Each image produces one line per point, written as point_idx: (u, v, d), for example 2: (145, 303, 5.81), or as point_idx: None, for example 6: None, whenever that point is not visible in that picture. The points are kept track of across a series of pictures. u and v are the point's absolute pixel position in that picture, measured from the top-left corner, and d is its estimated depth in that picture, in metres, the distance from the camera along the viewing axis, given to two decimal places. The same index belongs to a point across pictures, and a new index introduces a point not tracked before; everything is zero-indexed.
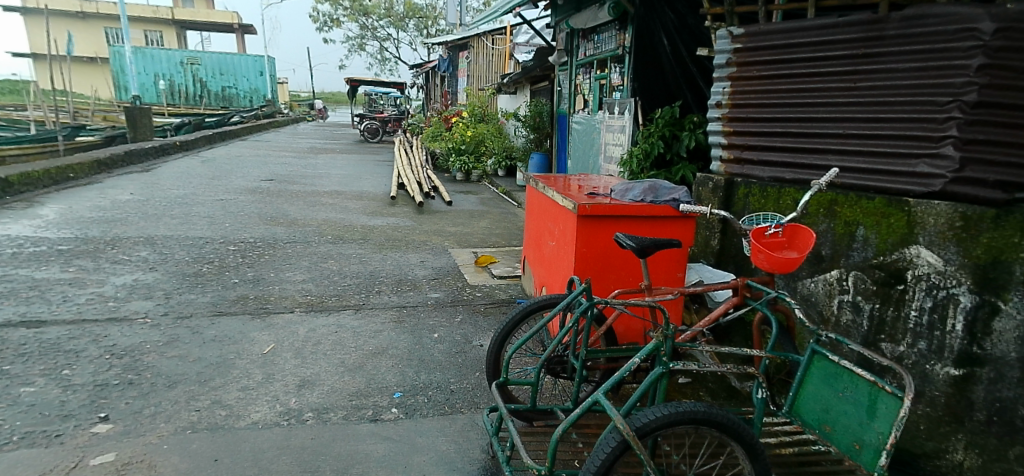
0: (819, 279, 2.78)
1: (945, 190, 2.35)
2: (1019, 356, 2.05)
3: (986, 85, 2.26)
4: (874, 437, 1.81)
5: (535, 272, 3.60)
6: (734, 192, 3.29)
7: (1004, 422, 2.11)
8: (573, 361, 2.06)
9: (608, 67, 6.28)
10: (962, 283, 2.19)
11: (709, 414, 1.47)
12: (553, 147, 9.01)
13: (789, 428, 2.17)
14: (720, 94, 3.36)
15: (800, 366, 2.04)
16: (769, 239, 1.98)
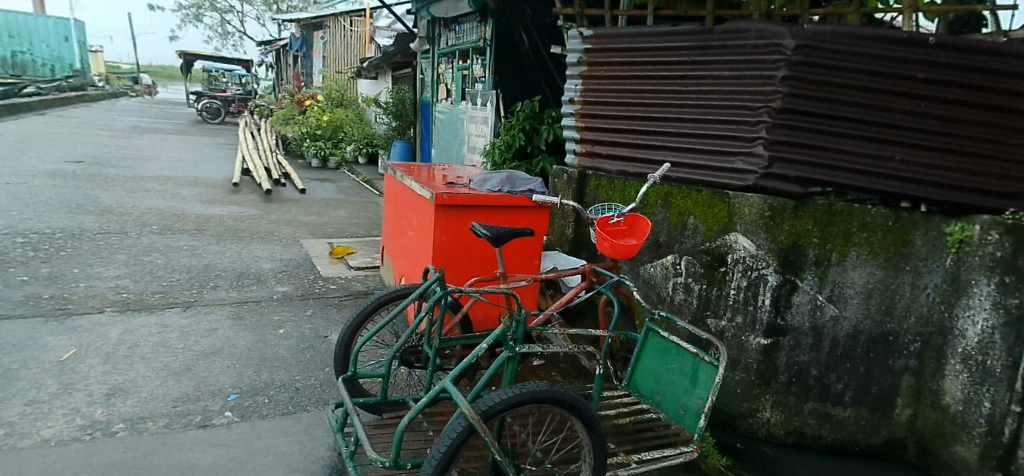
0: (658, 263, 3.05)
1: (757, 184, 2.73)
2: (811, 326, 2.56)
3: (788, 94, 2.63)
4: (695, 402, 2.04)
5: (393, 263, 3.54)
6: (586, 183, 3.52)
7: (800, 382, 2.60)
8: (428, 349, 2.07)
9: (469, 58, 6.34)
10: (769, 264, 2.60)
11: (551, 392, 1.56)
12: (416, 136, 8.92)
13: (626, 399, 2.28)
14: (573, 91, 3.55)
15: (638, 342, 2.28)
16: (613, 227, 2.13)
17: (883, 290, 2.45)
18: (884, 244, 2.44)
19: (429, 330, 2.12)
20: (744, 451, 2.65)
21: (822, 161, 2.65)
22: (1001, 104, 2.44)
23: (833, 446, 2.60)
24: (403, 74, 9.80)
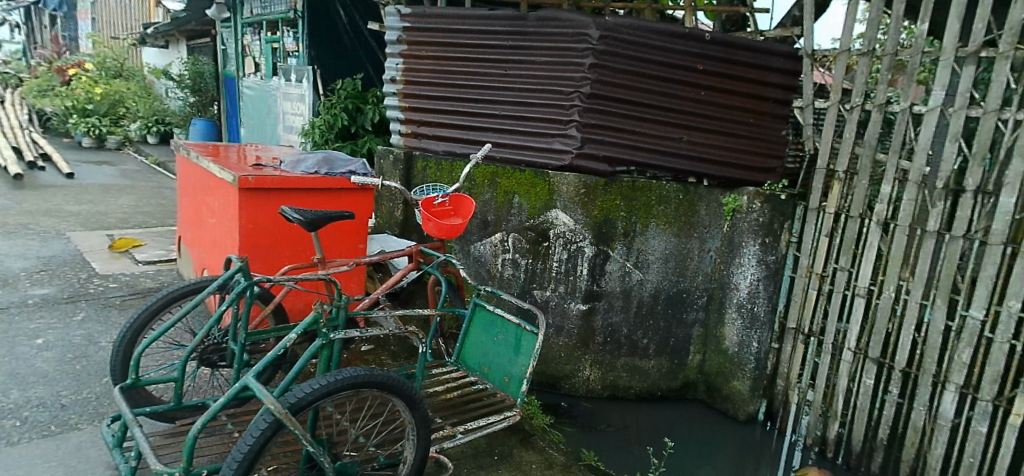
0: (486, 241, 3.21)
1: (573, 163, 3.02)
2: (620, 290, 3.09)
3: (595, 81, 2.94)
4: (518, 368, 2.16)
5: (192, 254, 3.19)
6: (413, 165, 3.44)
7: (613, 339, 3.15)
8: (233, 345, 1.92)
9: (278, 30, 5.89)
10: (586, 237, 3.01)
11: (369, 376, 1.54)
12: (220, 114, 8.10)
13: (455, 374, 2.35)
14: (394, 70, 3.48)
15: (466, 318, 2.34)
16: (438, 207, 2.16)
17: (675, 257, 3.10)
18: (679, 219, 3.06)
19: (233, 324, 1.96)
20: (568, 408, 3.15)
21: (627, 141, 3.03)
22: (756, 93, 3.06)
23: (639, 393, 3.25)
24: (201, 43, 8.76)
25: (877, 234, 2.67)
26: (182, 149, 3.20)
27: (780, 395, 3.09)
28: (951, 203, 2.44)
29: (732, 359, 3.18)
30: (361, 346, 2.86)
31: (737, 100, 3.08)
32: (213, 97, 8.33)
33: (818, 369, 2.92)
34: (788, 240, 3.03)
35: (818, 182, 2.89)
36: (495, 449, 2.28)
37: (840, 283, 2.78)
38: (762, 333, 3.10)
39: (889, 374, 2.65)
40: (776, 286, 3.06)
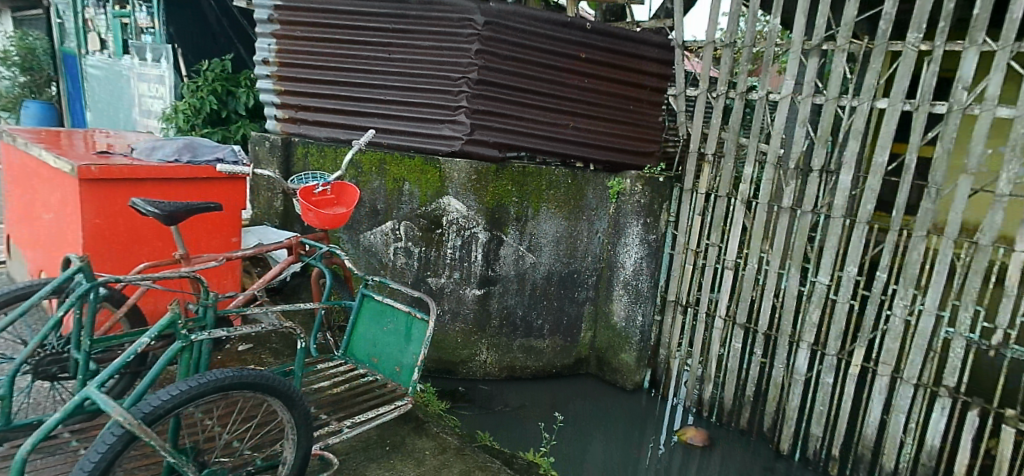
0: (376, 230, 3.19)
1: (463, 149, 3.06)
2: (513, 274, 3.23)
3: (482, 67, 2.98)
4: (409, 357, 2.14)
5: (24, 256, 2.82)
6: (293, 151, 3.38)
7: (509, 323, 3.30)
8: (75, 355, 1.75)
9: (128, 5, 5.52)
10: (479, 224, 3.07)
11: (240, 377, 1.49)
12: (61, 97, 7.35)
13: (341, 368, 2.30)
14: (266, 50, 3.34)
15: (352, 309, 2.29)
16: (318, 196, 2.10)
17: (566, 238, 3.32)
18: (568, 203, 3.27)
19: (75, 331, 1.79)
20: (466, 392, 3.24)
21: (516, 127, 3.14)
22: (632, 80, 3.36)
23: (535, 371, 3.47)
24: (31, 16, 7.77)
25: (742, 212, 3.08)
26: (6, 135, 2.80)
27: (662, 362, 3.49)
28: (798, 182, 2.88)
29: (619, 333, 3.52)
30: (239, 346, 2.76)
31: (617, 87, 3.35)
32: (48, 77, 7.46)
33: (695, 337, 3.35)
34: (666, 219, 3.40)
35: (691, 166, 3.27)
36: (388, 440, 2.30)
37: (712, 257, 3.18)
38: (645, 307, 3.45)
39: (752, 335, 3.11)
40: (659, 262, 3.42)
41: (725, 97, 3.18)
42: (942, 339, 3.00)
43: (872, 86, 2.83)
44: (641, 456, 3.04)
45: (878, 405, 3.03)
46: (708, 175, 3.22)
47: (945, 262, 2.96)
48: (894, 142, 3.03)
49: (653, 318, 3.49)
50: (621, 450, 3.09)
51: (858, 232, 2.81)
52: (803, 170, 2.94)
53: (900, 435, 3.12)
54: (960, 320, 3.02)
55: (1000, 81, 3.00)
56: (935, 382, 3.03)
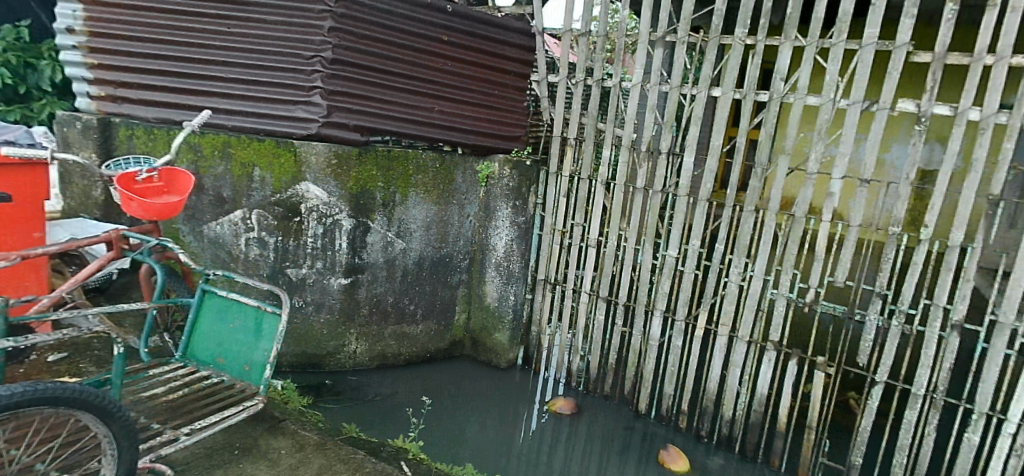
0: (222, 221, 3.33)
1: (320, 131, 3.27)
2: (382, 260, 3.66)
3: (336, 46, 3.19)
4: (260, 354, 2.31)
5: None
6: (112, 133, 3.34)
7: (378, 310, 3.76)
8: None
9: None
10: (343, 211, 3.42)
11: (38, 392, 1.55)
12: None
13: (181, 372, 2.33)
14: (71, 19, 3.27)
15: (194, 309, 2.39)
16: (142, 184, 2.45)
17: (436, 224, 3.81)
18: (438, 185, 3.72)
19: None
20: (333, 384, 3.63)
21: (380, 110, 3.44)
22: (491, 64, 3.77)
23: (407, 357, 3.98)
24: None
25: (602, 193, 3.75)
26: None
27: (534, 337, 4.24)
28: (651, 164, 3.56)
29: (493, 313, 4.14)
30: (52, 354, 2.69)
31: (479, 71, 3.74)
32: None
33: (562, 311, 4.10)
34: (535, 201, 4.02)
35: (555, 148, 3.88)
36: (238, 442, 2.36)
37: (577, 235, 3.87)
38: (516, 286, 4.09)
39: (612, 307, 3.93)
40: (527, 243, 4.05)
41: (582, 83, 3.69)
42: (767, 300, 3.67)
43: (708, 77, 3.43)
44: (514, 429, 3.66)
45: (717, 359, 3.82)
46: (570, 158, 3.86)
47: (769, 231, 3.61)
48: (727, 128, 3.53)
49: (525, 297, 4.19)
50: (494, 426, 3.62)
51: (699, 209, 3.58)
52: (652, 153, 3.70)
53: (737, 385, 3.84)
54: (780, 282, 3.65)
55: (808, 73, 3.49)
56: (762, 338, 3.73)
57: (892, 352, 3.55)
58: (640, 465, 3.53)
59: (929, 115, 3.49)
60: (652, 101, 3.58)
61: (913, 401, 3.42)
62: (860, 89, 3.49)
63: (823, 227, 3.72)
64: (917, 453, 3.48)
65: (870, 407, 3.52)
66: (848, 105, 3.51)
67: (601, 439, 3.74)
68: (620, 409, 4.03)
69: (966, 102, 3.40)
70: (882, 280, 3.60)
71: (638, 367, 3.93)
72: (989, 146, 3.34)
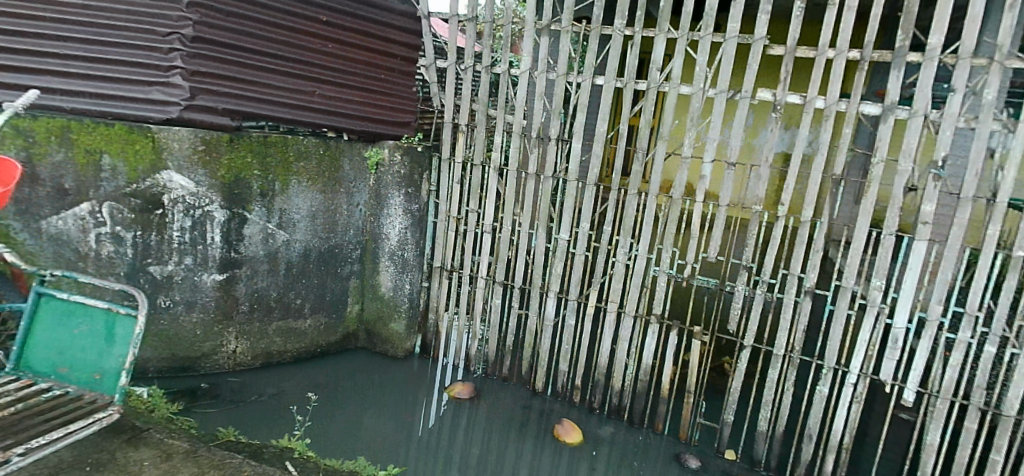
0: (65, 215, 3.15)
1: (181, 115, 3.19)
2: (263, 253, 3.66)
3: (196, 23, 3.17)
4: (113, 361, 2.11)
5: None
6: None
7: (261, 306, 3.75)
8: None
9: None
10: (214, 202, 3.39)
11: None
12: None
13: (15, 385, 2.11)
14: None
15: (27, 314, 2.15)
16: None
17: (322, 214, 3.86)
18: (323, 173, 3.78)
19: None
20: (210, 387, 3.57)
21: (253, 93, 3.44)
22: (374, 46, 3.82)
23: (295, 354, 4.00)
24: None
25: (495, 178, 3.92)
26: None
27: (432, 324, 4.35)
28: (541, 149, 3.87)
29: (389, 302, 4.23)
30: None
31: (360, 53, 3.79)
32: None
33: (460, 296, 4.24)
34: (428, 188, 4.12)
35: (447, 134, 3.97)
36: (89, 458, 2.19)
37: (472, 222, 4.03)
38: (411, 275, 4.19)
39: (509, 291, 4.15)
40: (423, 231, 4.17)
41: (472, 69, 3.78)
42: (650, 277, 3.94)
43: (592, 65, 3.65)
44: (409, 417, 3.76)
45: (607, 335, 4.08)
46: (461, 145, 3.94)
47: (651, 212, 3.86)
48: (610, 115, 3.75)
49: (422, 285, 4.30)
50: (391, 416, 3.74)
51: (587, 192, 3.82)
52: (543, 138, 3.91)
53: (625, 359, 4.11)
54: (661, 260, 3.91)
55: (680, 63, 3.76)
56: (646, 311, 4.01)
57: (757, 317, 3.96)
58: (537, 441, 3.82)
59: (782, 104, 3.89)
60: (539, 89, 3.75)
61: (774, 360, 3.84)
62: (725, 79, 3.81)
63: (697, 207, 4.04)
64: (777, 406, 3.91)
65: (739, 368, 3.91)
66: (716, 94, 3.82)
67: (500, 418, 3.96)
68: (519, 388, 4.27)
69: (812, 92, 3.82)
70: (747, 254, 3.98)
71: (535, 347, 4.19)
72: (830, 131, 3.79)
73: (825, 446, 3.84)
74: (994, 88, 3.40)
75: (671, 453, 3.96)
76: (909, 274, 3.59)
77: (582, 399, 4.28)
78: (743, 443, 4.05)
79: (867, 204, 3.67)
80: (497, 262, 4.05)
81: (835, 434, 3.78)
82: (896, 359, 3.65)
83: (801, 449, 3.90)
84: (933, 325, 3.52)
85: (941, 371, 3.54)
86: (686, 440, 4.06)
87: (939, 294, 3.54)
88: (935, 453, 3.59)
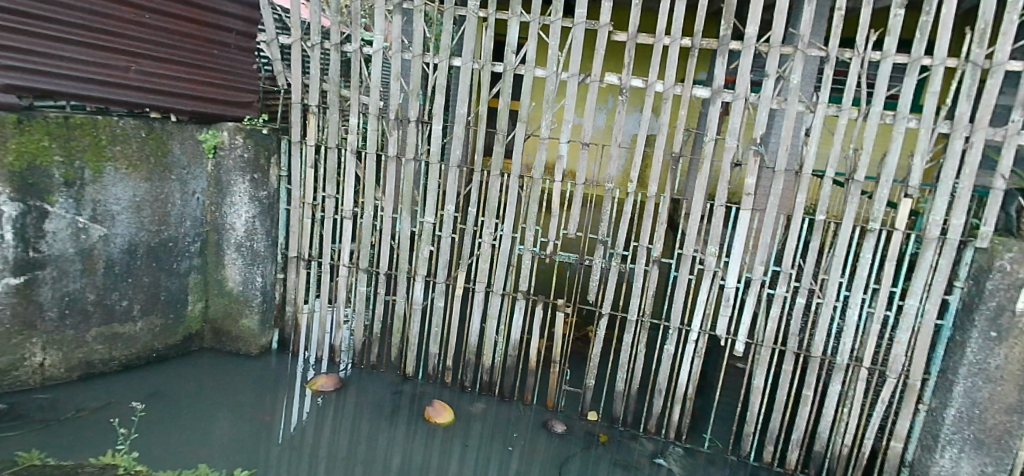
0: None
1: None
2: (73, 251, 3.25)
3: None
4: None
5: None
6: None
7: (77, 311, 3.34)
8: None
9: None
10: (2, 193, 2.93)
11: None
12: None
13: None
14: None
15: None
16: None
17: (148, 203, 3.53)
18: (149, 157, 3.48)
19: None
20: (11, 407, 3.10)
21: (50, 69, 3.01)
22: (199, 19, 3.55)
23: (125, 361, 3.61)
24: None
25: (353, 162, 3.84)
26: None
27: (290, 318, 4.20)
28: (400, 133, 3.84)
29: (238, 298, 3.98)
30: None
31: (183, 26, 3.50)
32: None
33: (320, 284, 4.14)
34: (278, 174, 3.96)
35: (296, 116, 3.81)
36: None
37: (330, 208, 3.91)
38: (263, 267, 4.01)
39: (374, 277, 4.11)
40: (275, 219, 4.01)
41: (320, 47, 3.69)
42: (515, 256, 4.06)
43: (447, 47, 3.66)
44: (265, 415, 3.62)
45: (475, 315, 4.17)
46: (314, 126, 3.81)
47: (513, 192, 3.97)
48: (468, 97, 3.79)
49: (277, 276, 4.14)
50: (245, 416, 3.56)
51: (450, 174, 3.86)
52: (402, 120, 3.85)
53: (494, 336, 4.23)
54: (525, 239, 4.04)
55: (534, 47, 3.88)
56: (513, 289, 4.15)
57: (612, 286, 4.27)
58: (409, 424, 3.85)
59: (627, 87, 4.16)
60: (395, 70, 3.67)
61: (628, 325, 4.15)
62: (576, 63, 4.00)
63: (557, 186, 4.21)
64: (631, 366, 4.23)
65: (598, 335, 4.20)
66: (568, 78, 4.00)
67: (370, 406, 3.94)
68: (389, 374, 4.27)
69: (652, 77, 4.14)
70: (602, 229, 4.23)
71: (404, 332, 4.21)
72: (668, 113, 4.15)
73: (671, 398, 4.21)
74: (798, 75, 3.93)
75: (539, 421, 4.16)
76: (738, 237, 4.01)
77: (454, 379, 4.36)
78: (603, 403, 4.33)
79: (701, 178, 4.06)
80: (360, 248, 4.00)
81: (681, 386, 4.14)
82: (729, 315, 4.10)
83: (652, 403, 4.28)
84: (757, 283, 4.00)
85: (764, 322, 4.02)
86: (552, 407, 4.29)
87: (760, 254, 4.02)
88: (761, 395, 4.09)
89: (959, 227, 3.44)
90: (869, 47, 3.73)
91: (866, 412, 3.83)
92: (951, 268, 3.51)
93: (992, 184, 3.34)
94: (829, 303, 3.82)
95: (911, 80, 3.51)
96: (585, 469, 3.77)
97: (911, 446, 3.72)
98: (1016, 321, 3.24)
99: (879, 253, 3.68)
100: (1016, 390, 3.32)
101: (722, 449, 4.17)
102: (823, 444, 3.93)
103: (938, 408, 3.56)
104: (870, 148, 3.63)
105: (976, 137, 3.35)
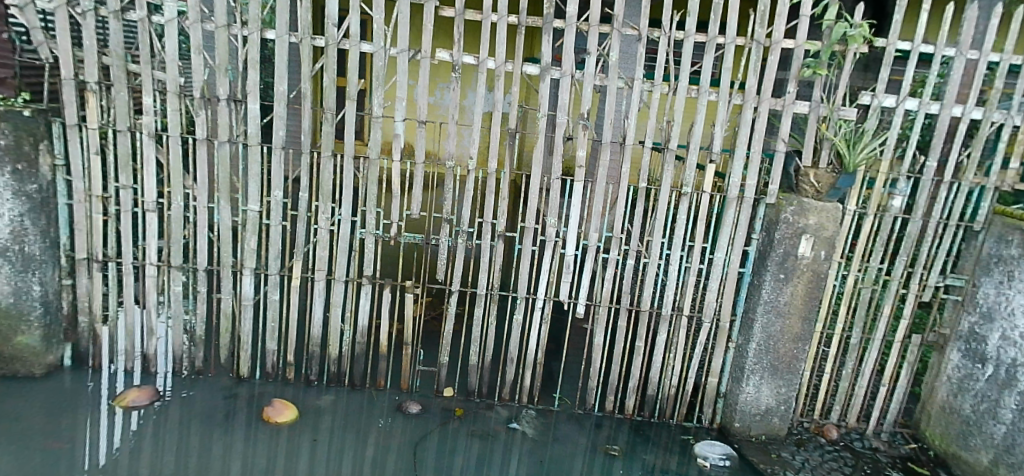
0: None
1: None
2: None
3: None
4: None
5: None
6: None
7: None
8: None
9: None
10: None
11: None
12: None
13: None
14: None
15: None
16: None
17: None
18: None
19: None
20: None
21: None
22: None
23: None
24: None
25: (150, 147, 3.51)
26: None
27: (85, 328, 3.80)
28: (208, 112, 3.47)
29: (10, 312, 3.51)
30: None
31: None
32: None
33: (125, 286, 3.76)
34: (54, 164, 3.49)
35: (70, 95, 3.38)
36: None
37: (127, 202, 3.56)
38: (41, 273, 3.55)
39: (191, 274, 3.80)
40: (52, 217, 3.55)
41: (94, 13, 3.29)
42: (357, 240, 3.91)
43: (257, 17, 3.36)
44: (58, 441, 3.22)
45: (317, 304, 3.95)
46: (95, 107, 3.41)
47: (349, 174, 3.79)
48: (288, 73, 3.53)
49: (62, 283, 3.70)
50: (34, 446, 3.16)
51: (275, 157, 3.60)
52: (211, 99, 3.49)
53: (340, 325, 4.06)
54: (367, 222, 3.90)
55: (358, 21, 3.68)
56: (357, 275, 4.01)
57: (460, 263, 4.27)
58: (248, 428, 3.60)
59: (460, 63, 4.09)
60: (195, 41, 3.32)
61: (478, 299, 4.19)
62: (404, 39, 3.87)
63: (395, 166, 4.10)
64: (483, 339, 4.31)
65: (450, 313, 4.21)
66: (397, 53, 3.85)
67: (199, 415, 3.62)
68: (220, 378, 3.98)
69: (483, 54, 4.14)
70: (445, 207, 4.20)
71: (234, 330, 3.94)
72: (501, 89, 4.20)
73: (522, 364, 4.36)
74: (616, 53, 4.14)
75: (393, 404, 4.09)
76: (573, 206, 4.12)
77: (297, 374, 4.14)
78: (458, 378, 4.36)
79: (538, 153, 4.11)
80: (170, 244, 3.67)
81: (530, 351, 4.28)
82: (570, 281, 4.28)
83: (505, 371, 4.39)
84: (592, 249, 4.18)
85: (599, 284, 4.27)
86: (407, 389, 4.24)
87: (593, 222, 4.22)
88: (602, 353, 4.34)
89: (753, 186, 3.92)
90: (673, 26, 4.04)
91: (688, 356, 4.27)
92: (749, 222, 3.99)
93: (776, 147, 3.80)
94: (653, 262, 4.13)
95: (709, 57, 3.88)
96: (442, 445, 3.79)
97: (724, 379, 4.25)
98: (799, 264, 3.81)
99: (692, 213, 4.07)
100: (801, 321, 3.91)
101: (570, 405, 4.40)
102: (654, 387, 4.30)
103: (743, 344, 4.09)
104: (680, 119, 3.96)
105: (762, 107, 3.80)
